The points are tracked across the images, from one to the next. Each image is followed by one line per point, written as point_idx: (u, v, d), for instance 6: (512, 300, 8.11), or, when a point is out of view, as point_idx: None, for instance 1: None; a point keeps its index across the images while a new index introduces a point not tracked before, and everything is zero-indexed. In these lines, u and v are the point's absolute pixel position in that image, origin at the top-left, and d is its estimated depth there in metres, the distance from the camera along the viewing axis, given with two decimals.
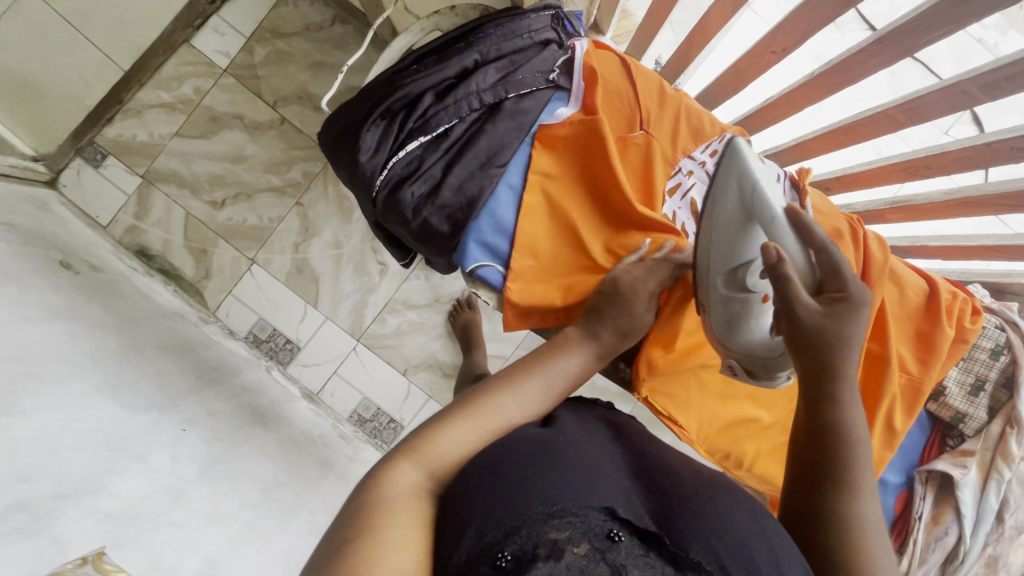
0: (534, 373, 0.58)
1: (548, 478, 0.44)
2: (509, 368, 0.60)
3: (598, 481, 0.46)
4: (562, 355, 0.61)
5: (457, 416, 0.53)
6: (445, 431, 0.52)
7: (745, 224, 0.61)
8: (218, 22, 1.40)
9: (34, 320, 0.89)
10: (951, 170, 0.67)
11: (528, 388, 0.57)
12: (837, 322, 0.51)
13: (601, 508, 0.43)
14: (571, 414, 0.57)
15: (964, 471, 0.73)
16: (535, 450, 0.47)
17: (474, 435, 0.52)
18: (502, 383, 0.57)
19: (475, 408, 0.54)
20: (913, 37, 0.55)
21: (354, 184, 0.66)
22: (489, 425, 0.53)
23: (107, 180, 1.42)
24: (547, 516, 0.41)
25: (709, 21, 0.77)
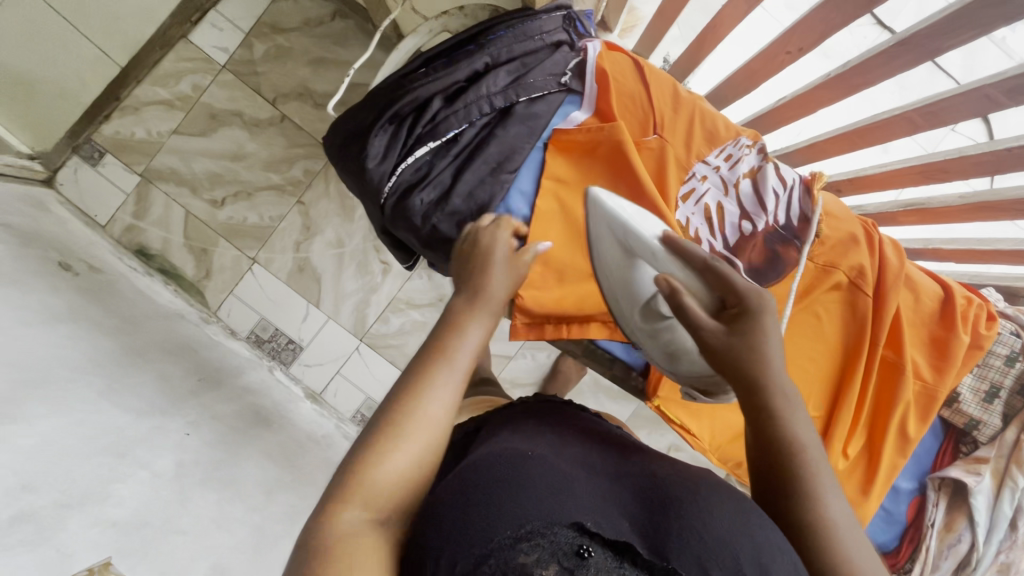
0: (449, 356, 0.51)
1: (512, 500, 0.42)
2: (422, 353, 0.52)
3: (569, 493, 0.44)
4: (474, 319, 0.53)
5: (390, 429, 0.47)
6: (375, 465, 0.46)
7: (628, 259, 0.59)
8: (215, 17, 1.37)
9: (34, 325, 0.88)
10: (968, 175, 0.66)
11: (449, 374, 0.50)
12: (746, 342, 0.49)
13: (570, 524, 0.41)
14: (538, 430, 0.56)
15: (978, 478, 0.68)
16: (499, 469, 0.45)
17: (407, 455, 0.46)
18: (417, 377, 0.49)
19: (397, 422, 0.47)
20: (938, 39, 0.54)
21: (361, 190, 0.65)
22: (421, 436, 0.47)
23: (105, 178, 1.39)
24: (514, 540, 0.39)
25: (721, 20, 0.75)
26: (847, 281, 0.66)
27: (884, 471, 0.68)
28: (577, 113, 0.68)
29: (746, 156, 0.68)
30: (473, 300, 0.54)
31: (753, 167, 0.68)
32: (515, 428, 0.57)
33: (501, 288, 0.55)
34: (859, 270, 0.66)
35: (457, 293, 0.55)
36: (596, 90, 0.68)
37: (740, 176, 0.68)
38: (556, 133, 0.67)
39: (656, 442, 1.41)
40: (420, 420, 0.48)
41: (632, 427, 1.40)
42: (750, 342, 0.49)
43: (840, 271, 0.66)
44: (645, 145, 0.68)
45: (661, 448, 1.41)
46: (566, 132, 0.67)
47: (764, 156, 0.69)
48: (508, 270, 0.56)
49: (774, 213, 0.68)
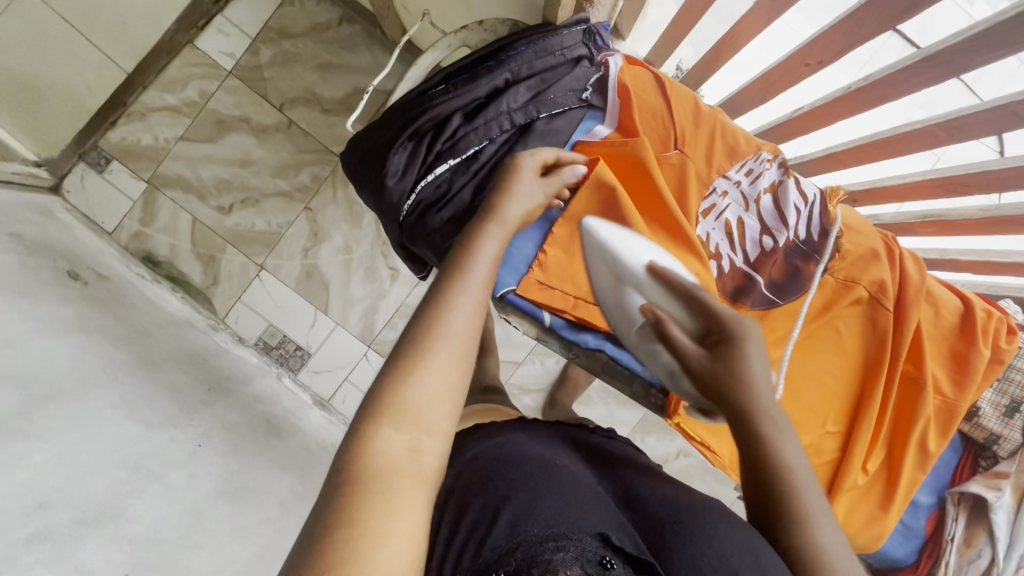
0: (470, 269, 0.50)
1: (541, 505, 0.43)
2: (443, 272, 0.51)
3: (597, 508, 0.45)
4: (494, 235, 0.54)
5: (418, 350, 0.46)
6: (406, 381, 0.44)
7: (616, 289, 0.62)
8: (222, 22, 1.36)
9: (44, 337, 0.87)
10: (990, 189, 0.66)
11: (474, 284, 0.50)
12: (723, 364, 0.53)
13: (595, 534, 0.42)
14: (557, 441, 0.58)
15: (998, 494, 0.68)
16: (534, 474, 0.47)
17: (439, 366, 0.45)
18: (439, 293, 0.49)
19: (426, 334, 0.46)
20: (966, 57, 0.54)
21: (380, 206, 0.65)
22: (450, 347, 0.46)
23: (111, 185, 1.39)
24: (544, 539, 0.40)
25: (740, 31, 0.75)
26: (868, 296, 0.66)
27: (904, 483, 0.68)
28: (601, 128, 0.68)
29: (767, 170, 0.68)
30: (492, 217, 0.55)
31: (774, 182, 0.68)
32: (532, 432, 0.59)
33: (518, 209, 0.56)
34: (880, 285, 0.66)
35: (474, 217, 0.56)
36: (617, 104, 0.68)
37: (761, 192, 0.68)
38: (579, 145, 0.67)
39: (666, 448, 1.41)
40: (447, 340, 0.46)
41: (641, 433, 1.40)
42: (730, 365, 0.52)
43: (861, 286, 0.66)
44: (664, 159, 0.67)
45: (671, 454, 1.40)
46: (589, 145, 0.67)
47: (785, 170, 0.69)
48: (531, 193, 0.58)
49: (795, 227, 0.67)
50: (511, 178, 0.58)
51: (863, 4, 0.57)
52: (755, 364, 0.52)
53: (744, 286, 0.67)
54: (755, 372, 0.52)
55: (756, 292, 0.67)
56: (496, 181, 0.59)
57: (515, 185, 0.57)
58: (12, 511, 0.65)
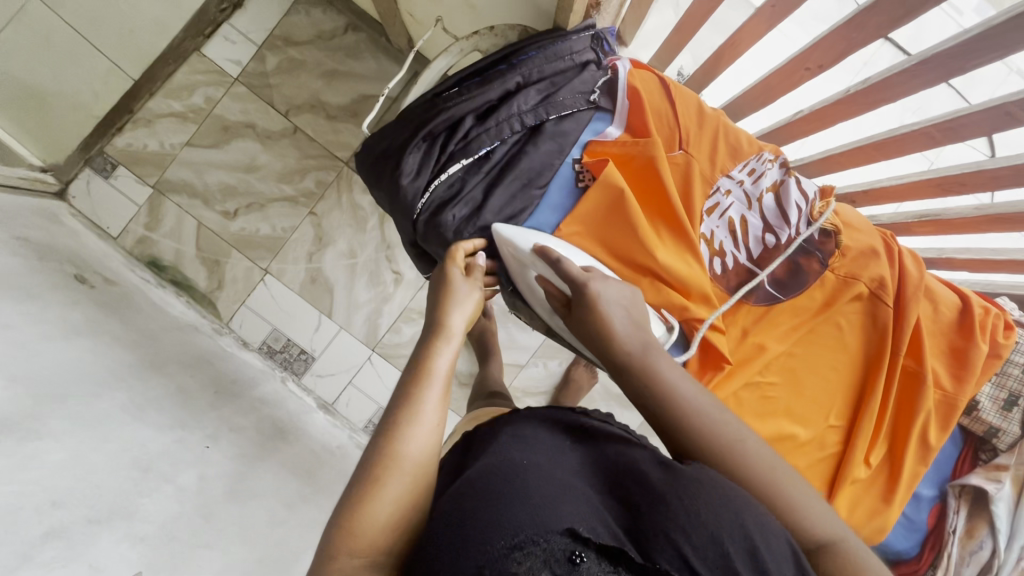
0: (418, 389, 0.53)
1: (504, 508, 0.41)
2: (395, 397, 0.54)
3: (568, 499, 0.42)
4: (439, 349, 0.57)
5: (372, 479, 0.48)
6: (358, 516, 0.47)
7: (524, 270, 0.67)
8: (229, 30, 1.39)
9: (54, 338, 0.88)
10: (985, 187, 0.68)
11: (422, 407, 0.52)
12: (588, 326, 0.59)
13: (564, 529, 0.39)
14: (535, 433, 0.55)
15: (998, 485, 0.69)
16: (496, 478, 0.44)
17: (390, 496, 0.47)
18: (389, 423, 0.52)
19: (376, 463, 0.49)
20: (960, 60, 0.56)
21: (394, 205, 0.66)
22: (401, 475, 0.49)
23: (117, 190, 1.40)
24: (509, 550, 0.38)
25: (741, 38, 0.77)
26: (868, 292, 0.68)
27: (907, 476, 0.69)
28: (612, 130, 0.70)
29: (769, 170, 0.70)
30: (435, 334, 0.58)
31: (776, 181, 0.70)
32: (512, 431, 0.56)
33: (460, 319, 0.60)
34: (880, 281, 0.68)
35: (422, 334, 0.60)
36: (625, 107, 0.70)
37: (764, 190, 0.69)
38: (591, 144, 0.69)
39: None
40: (398, 462, 0.49)
41: (645, 434, 1.41)
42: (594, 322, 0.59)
43: (862, 281, 0.68)
44: (673, 162, 0.69)
45: None
46: (602, 145, 0.69)
47: (786, 170, 0.70)
48: (470, 301, 0.61)
49: (797, 225, 0.69)
50: (446, 292, 0.61)
51: (862, 10, 0.60)
52: (613, 319, 0.58)
53: (748, 282, 0.70)
54: (617, 325, 0.58)
55: (761, 288, 0.69)
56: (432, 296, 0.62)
57: (452, 296, 0.61)
58: (27, 509, 0.65)
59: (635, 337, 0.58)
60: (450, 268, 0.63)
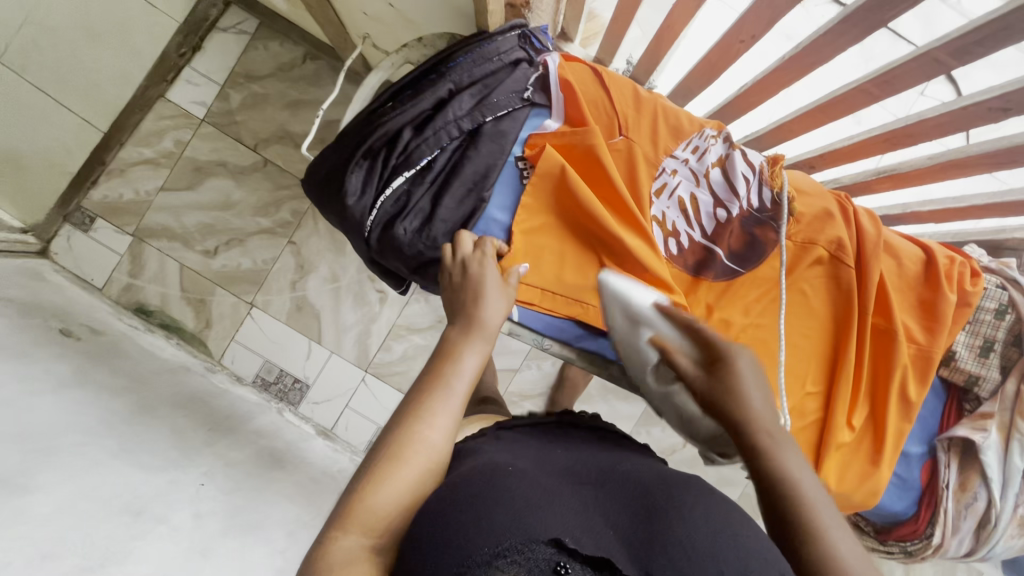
0: (449, 378, 0.55)
1: (488, 517, 0.42)
2: (421, 381, 0.56)
3: (553, 511, 0.43)
4: (472, 346, 0.57)
5: (392, 455, 0.50)
6: (372, 490, 0.48)
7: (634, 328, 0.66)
8: (190, 73, 1.42)
9: (40, 393, 0.88)
10: (931, 136, 0.68)
11: (449, 397, 0.54)
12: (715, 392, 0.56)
13: (548, 540, 0.40)
14: (522, 448, 0.58)
15: (985, 434, 0.68)
16: (480, 489, 0.46)
17: (408, 476, 0.49)
18: (415, 407, 0.53)
19: (398, 443, 0.50)
20: (878, 13, 0.57)
21: (345, 225, 0.67)
22: (421, 460, 0.50)
23: (99, 242, 1.42)
24: (492, 557, 0.38)
25: (675, 19, 0.78)
26: (828, 255, 0.68)
27: (892, 435, 0.69)
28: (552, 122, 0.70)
29: (712, 146, 0.70)
30: (470, 328, 0.59)
31: (720, 156, 0.70)
32: (508, 446, 0.59)
33: (494, 315, 0.60)
34: (838, 243, 0.68)
35: (453, 322, 0.60)
36: (561, 100, 0.70)
37: (709, 166, 0.70)
38: (534, 136, 0.70)
39: (672, 438, 1.41)
40: (420, 446, 0.50)
41: (645, 425, 1.41)
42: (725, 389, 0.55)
43: (820, 245, 0.68)
44: (614, 146, 0.69)
45: (676, 443, 1.42)
46: (546, 134, 0.69)
47: (730, 144, 0.71)
48: (500, 297, 0.61)
49: (746, 197, 0.69)
50: (481, 283, 0.61)
51: None
52: (748, 391, 0.55)
53: (706, 259, 0.70)
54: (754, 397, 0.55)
55: (716, 263, 0.70)
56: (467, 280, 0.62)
57: (483, 292, 0.61)
58: (18, 562, 0.65)
59: (770, 416, 0.54)
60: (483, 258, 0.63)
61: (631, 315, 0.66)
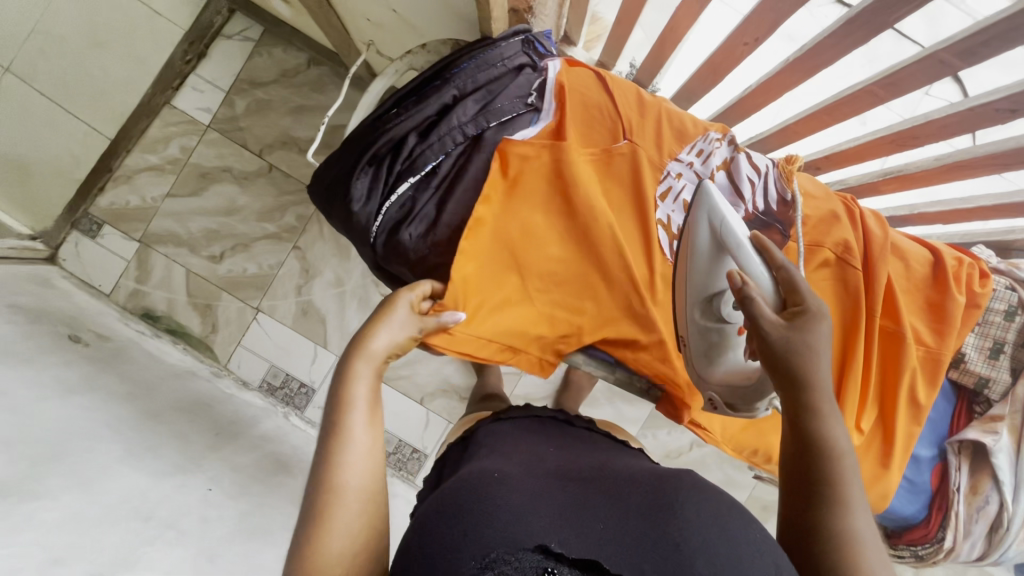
0: (345, 415, 0.55)
1: (476, 527, 0.43)
2: (325, 429, 0.55)
3: (540, 520, 0.44)
4: (358, 373, 0.58)
5: (323, 511, 0.49)
6: (322, 547, 0.48)
7: (715, 255, 0.62)
8: (196, 80, 1.43)
9: (48, 399, 0.89)
10: (938, 137, 0.68)
11: (353, 433, 0.54)
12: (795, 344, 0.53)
13: (534, 547, 0.41)
14: (513, 451, 0.61)
15: (995, 438, 0.68)
16: (470, 500, 0.47)
17: (343, 520, 0.49)
18: (323, 457, 0.53)
19: (323, 498, 0.50)
20: (884, 14, 0.56)
21: (351, 231, 0.67)
22: (348, 500, 0.50)
23: (105, 248, 1.43)
24: (480, 569, 0.39)
25: (678, 21, 0.78)
26: (835, 257, 0.67)
27: (901, 437, 0.68)
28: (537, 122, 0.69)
29: (717, 149, 0.70)
30: (352, 361, 0.59)
31: (725, 159, 0.70)
32: (501, 449, 0.62)
33: (383, 340, 0.60)
34: (844, 245, 0.67)
35: (341, 360, 0.60)
36: (554, 109, 0.70)
37: (715, 169, 0.70)
38: (506, 141, 0.68)
39: (678, 441, 1.41)
40: (347, 493, 0.51)
41: (652, 428, 1.41)
42: (800, 344, 0.53)
43: (826, 248, 0.67)
44: (589, 158, 0.69)
45: (683, 445, 1.41)
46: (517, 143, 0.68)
47: (735, 147, 0.71)
48: (397, 324, 0.62)
49: (752, 200, 0.69)
50: (378, 315, 0.61)
51: None
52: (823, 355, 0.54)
53: None
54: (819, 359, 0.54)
55: None
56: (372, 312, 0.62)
57: (386, 320, 0.61)
58: (27, 568, 0.65)
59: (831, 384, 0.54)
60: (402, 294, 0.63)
61: (717, 236, 0.62)
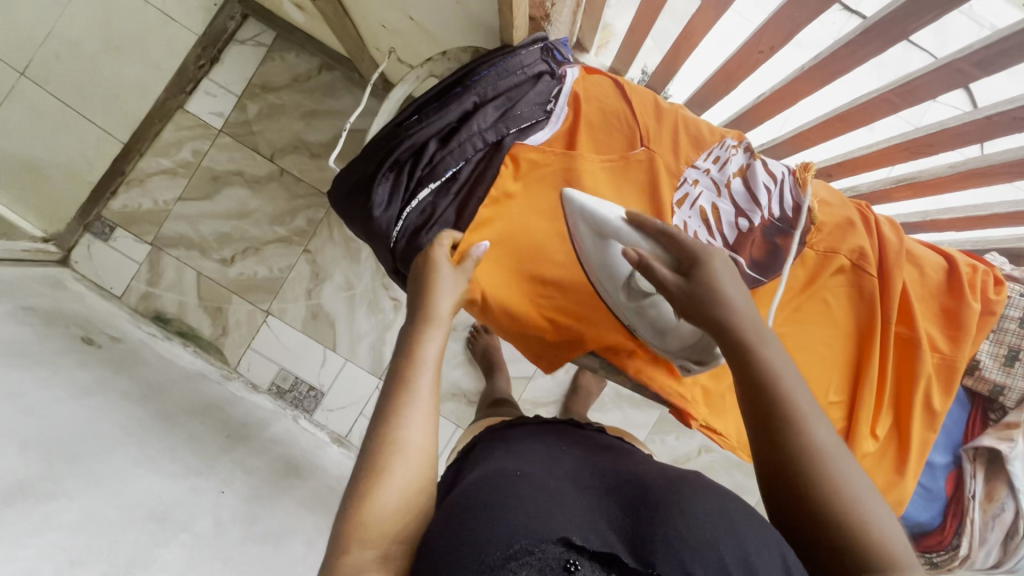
0: (412, 374, 0.56)
1: (499, 521, 0.45)
2: (387, 383, 0.56)
3: (560, 513, 0.46)
4: (430, 334, 0.59)
5: (379, 466, 0.51)
6: (375, 501, 0.49)
7: (603, 243, 0.62)
8: (209, 85, 1.44)
9: (63, 400, 0.90)
10: (952, 145, 0.68)
11: (419, 391, 0.55)
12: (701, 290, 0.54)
13: (557, 540, 0.43)
14: (526, 451, 0.63)
15: (1012, 445, 0.69)
16: (489, 497, 0.49)
17: (400, 479, 0.51)
18: (387, 409, 0.54)
19: (381, 452, 0.51)
20: (900, 25, 0.57)
21: (371, 236, 0.68)
22: (410, 459, 0.52)
23: (118, 251, 1.44)
24: (505, 560, 0.41)
25: (693, 30, 0.78)
26: (851, 264, 0.68)
27: (917, 444, 0.69)
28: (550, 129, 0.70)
29: (733, 155, 0.71)
30: (422, 319, 0.60)
31: (742, 166, 0.71)
32: (514, 449, 0.64)
33: (446, 302, 0.61)
34: (860, 252, 0.68)
35: (408, 316, 0.61)
36: (567, 116, 0.71)
37: (731, 176, 0.70)
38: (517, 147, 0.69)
39: (686, 445, 1.41)
40: (406, 454, 0.52)
41: (660, 433, 1.41)
42: (704, 293, 0.53)
43: (843, 254, 0.68)
44: (606, 165, 0.70)
45: (691, 451, 1.41)
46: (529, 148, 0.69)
47: (751, 153, 0.72)
48: (455, 287, 0.63)
49: (768, 206, 0.69)
50: (433, 275, 0.62)
51: None
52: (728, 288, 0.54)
53: None
54: (729, 296, 0.54)
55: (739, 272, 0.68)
56: (419, 274, 0.63)
57: (437, 283, 0.62)
58: None
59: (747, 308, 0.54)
60: (435, 249, 0.64)
61: (597, 230, 0.61)
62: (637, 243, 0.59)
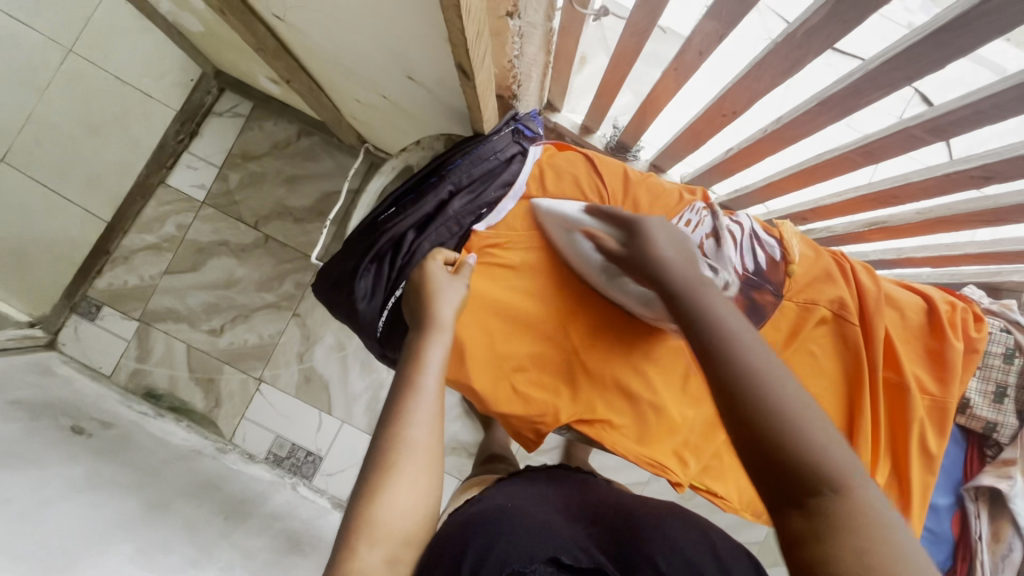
0: (415, 375, 0.57)
1: (491, 548, 0.45)
2: (393, 390, 0.57)
3: (550, 541, 0.46)
4: (433, 338, 0.60)
5: (382, 467, 0.50)
6: (377, 503, 0.49)
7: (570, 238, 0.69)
8: (189, 158, 1.47)
9: (54, 502, 0.87)
10: (918, 197, 0.70)
11: (424, 390, 0.55)
12: (638, 252, 0.58)
13: (546, 560, 0.43)
14: (518, 489, 0.63)
15: (1010, 482, 0.67)
16: (480, 528, 0.49)
17: (406, 475, 0.50)
18: (394, 411, 0.54)
19: (386, 452, 0.51)
20: (858, 96, 0.64)
21: (357, 324, 0.74)
22: (416, 457, 0.51)
23: (105, 330, 1.43)
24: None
25: (659, 93, 0.81)
26: (831, 314, 0.70)
27: (918, 488, 0.68)
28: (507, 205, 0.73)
29: (704, 219, 0.72)
30: (427, 325, 0.61)
31: (713, 228, 0.72)
32: (504, 487, 0.64)
33: (449, 309, 0.63)
34: (840, 302, 0.69)
35: (412, 327, 0.63)
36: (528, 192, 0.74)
37: (704, 237, 0.71)
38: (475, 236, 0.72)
39: None
40: (410, 451, 0.52)
41: None
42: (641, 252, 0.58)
43: (821, 305, 0.70)
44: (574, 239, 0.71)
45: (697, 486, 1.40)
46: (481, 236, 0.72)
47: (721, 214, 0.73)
48: (455, 292, 0.65)
49: (741, 262, 0.71)
50: (431, 286, 0.64)
51: (753, 66, 0.65)
52: (658, 239, 0.58)
53: None
54: (665, 252, 0.56)
55: None
56: (419, 292, 0.65)
57: (438, 292, 0.64)
58: None
59: (681, 258, 0.56)
60: (428, 262, 0.67)
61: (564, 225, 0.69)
62: (590, 222, 0.66)
